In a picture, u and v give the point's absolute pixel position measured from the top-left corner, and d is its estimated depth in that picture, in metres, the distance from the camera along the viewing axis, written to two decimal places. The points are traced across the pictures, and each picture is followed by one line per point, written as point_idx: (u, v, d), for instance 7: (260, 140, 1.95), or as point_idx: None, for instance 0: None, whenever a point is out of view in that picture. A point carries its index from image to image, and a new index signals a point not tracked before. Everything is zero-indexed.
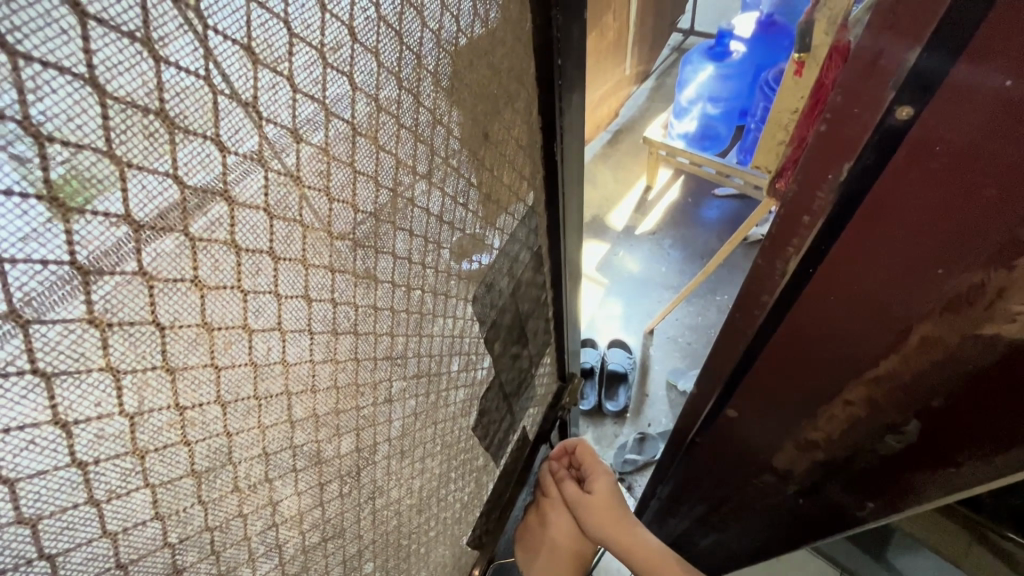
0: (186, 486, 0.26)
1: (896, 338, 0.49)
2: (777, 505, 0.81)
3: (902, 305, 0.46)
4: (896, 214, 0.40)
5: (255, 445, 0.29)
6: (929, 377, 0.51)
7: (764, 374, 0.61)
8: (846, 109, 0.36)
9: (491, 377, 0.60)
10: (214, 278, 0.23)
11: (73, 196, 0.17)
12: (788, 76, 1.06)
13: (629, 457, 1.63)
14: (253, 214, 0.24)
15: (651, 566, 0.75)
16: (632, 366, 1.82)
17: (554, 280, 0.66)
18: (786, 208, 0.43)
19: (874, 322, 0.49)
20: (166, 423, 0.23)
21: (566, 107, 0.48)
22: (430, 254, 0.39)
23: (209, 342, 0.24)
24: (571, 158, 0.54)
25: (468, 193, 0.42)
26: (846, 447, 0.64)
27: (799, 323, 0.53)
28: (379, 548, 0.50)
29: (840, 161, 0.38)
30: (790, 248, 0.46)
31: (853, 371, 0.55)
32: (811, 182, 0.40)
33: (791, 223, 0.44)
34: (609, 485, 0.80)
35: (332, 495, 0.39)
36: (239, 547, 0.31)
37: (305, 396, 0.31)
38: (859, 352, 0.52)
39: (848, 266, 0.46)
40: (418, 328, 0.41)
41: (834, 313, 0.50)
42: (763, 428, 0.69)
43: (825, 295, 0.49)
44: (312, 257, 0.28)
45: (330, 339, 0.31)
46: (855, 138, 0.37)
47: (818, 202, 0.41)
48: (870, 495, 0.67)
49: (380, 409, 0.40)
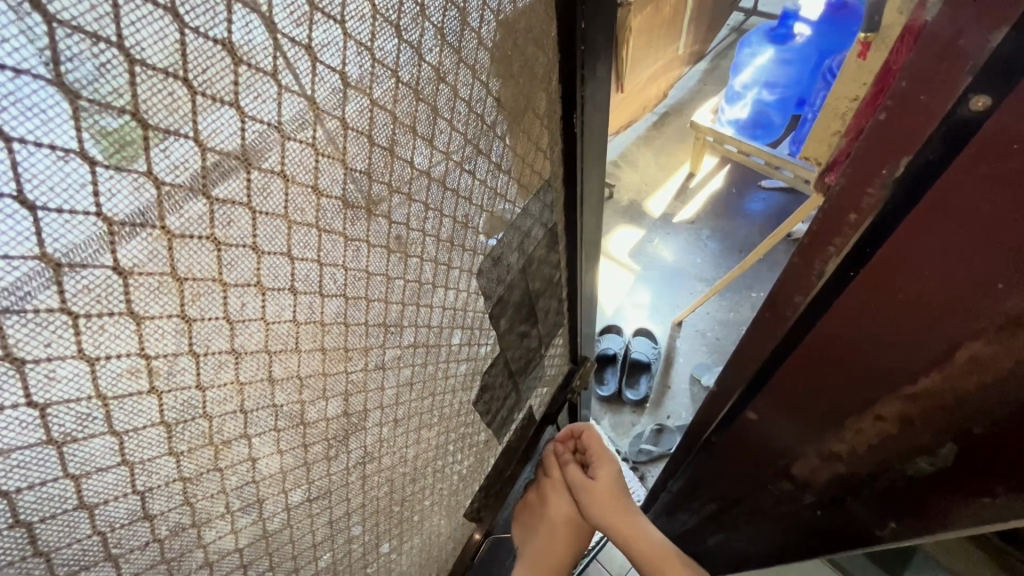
0: (153, 436, 0.25)
1: (942, 354, 0.45)
2: (792, 514, 0.78)
3: (951, 319, 0.42)
4: (957, 220, 0.36)
5: (230, 401, 0.28)
6: (970, 397, 0.47)
7: (789, 380, 0.57)
8: (911, 96, 0.33)
9: (495, 354, 0.58)
10: (187, 227, 0.22)
11: (17, 123, 0.16)
12: (852, 59, 0.99)
13: (645, 448, 1.61)
14: (225, 162, 0.22)
15: (649, 556, 0.76)
16: (656, 356, 1.77)
17: (569, 260, 0.64)
18: (832, 205, 0.41)
19: (919, 335, 0.45)
20: (127, 371, 0.23)
21: (590, 76, 0.44)
22: (431, 221, 0.37)
23: (176, 292, 0.23)
24: (594, 133, 0.51)
25: (477, 163, 0.40)
26: (871, 463, 0.61)
27: (832, 329, 0.49)
28: (369, 513, 0.51)
29: (899, 156, 0.35)
30: (832, 248, 0.43)
31: (889, 386, 0.51)
32: (862, 179, 0.38)
33: (834, 221, 0.41)
34: (611, 474, 0.79)
35: (318, 456, 0.38)
36: (214, 500, 0.31)
37: (285, 355, 0.30)
38: (898, 366, 0.48)
39: (892, 272, 0.42)
40: (416, 297, 0.40)
41: (874, 322, 0.46)
42: (784, 434, 0.65)
43: (865, 301, 0.45)
44: (294, 213, 0.26)
45: (315, 300, 0.30)
46: (915, 134, 0.34)
47: (867, 201, 0.38)
48: (893, 516, 0.63)
49: (372, 375, 0.39)
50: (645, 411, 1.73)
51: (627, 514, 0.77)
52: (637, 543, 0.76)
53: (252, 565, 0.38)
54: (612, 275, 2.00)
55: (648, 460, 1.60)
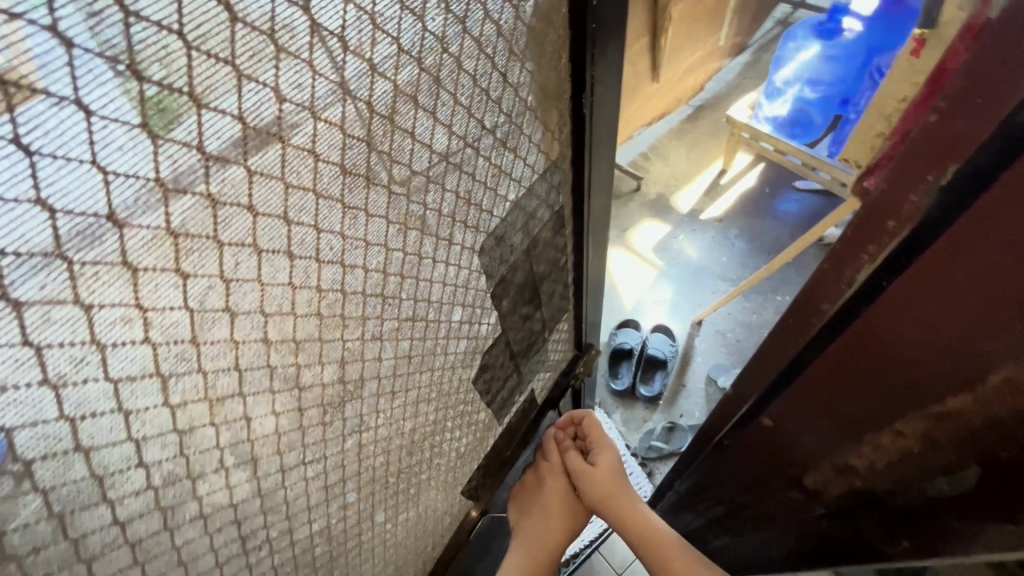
0: (150, 385, 0.26)
1: (971, 377, 0.46)
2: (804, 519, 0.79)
3: (978, 345, 0.44)
4: (981, 255, 0.38)
5: (225, 357, 0.29)
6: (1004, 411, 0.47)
7: (812, 396, 0.60)
8: (966, 98, 0.34)
9: (496, 333, 0.59)
10: (179, 181, 0.23)
11: (29, 75, 0.17)
12: (904, 58, 0.94)
13: (655, 445, 1.60)
14: (219, 120, 0.23)
15: (647, 540, 0.76)
16: (673, 354, 1.75)
17: (575, 244, 0.63)
18: (871, 208, 0.42)
19: (946, 359, 0.47)
20: (121, 319, 0.23)
21: (601, 58, 0.43)
22: (431, 194, 0.37)
23: (170, 246, 0.24)
24: (605, 114, 0.49)
25: (483, 138, 0.39)
26: (892, 475, 0.62)
27: (861, 335, 0.50)
28: (364, 482, 0.52)
29: (946, 163, 0.36)
30: (865, 255, 0.44)
31: (915, 405, 0.53)
32: (905, 184, 0.39)
33: (870, 228, 0.43)
34: (611, 461, 0.80)
35: (313, 421, 0.40)
36: (208, 455, 0.32)
37: (282, 318, 0.31)
38: (925, 386, 0.50)
39: (927, 283, 0.42)
40: (415, 270, 0.40)
41: (900, 345, 0.48)
42: (804, 443, 0.68)
43: (896, 309, 0.46)
44: (290, 175, 0.27)
45: (311, 265, 0.31)
46: (963, 141, 0.35)
47: (908, 207, 0.39)
48: (911, 525, 0.64)
49: (369, 345, 0.40)
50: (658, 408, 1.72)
51: (619, 494, 0.78)
52: (634, 526, 0.76)
53: (246, 521, 0.39)
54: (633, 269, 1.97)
55: (658, 457, 1.59)
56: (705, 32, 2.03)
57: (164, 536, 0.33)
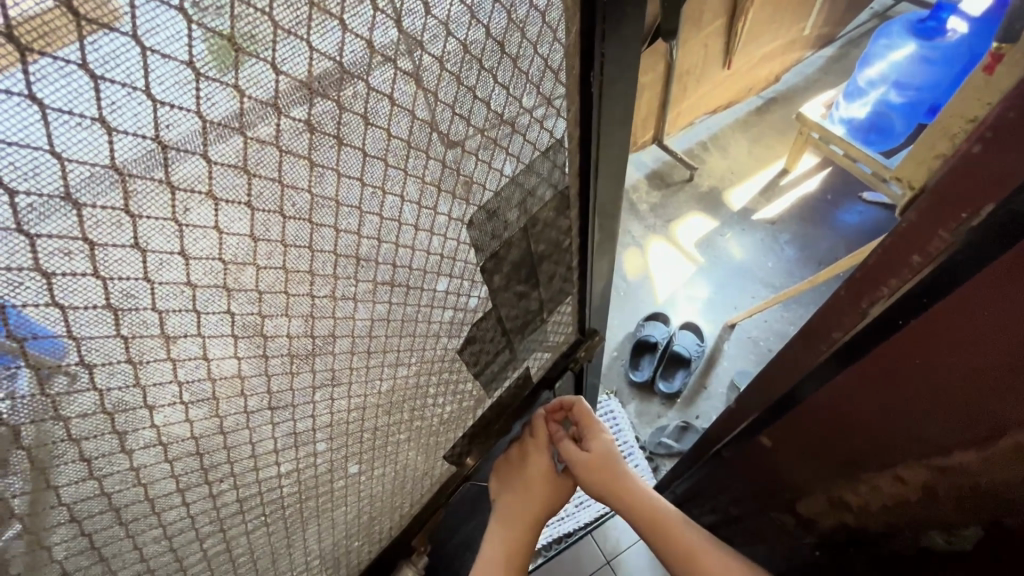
0: (99, 315, 0.27)
1: (985, 438, 0.50)
2: (801, 531, 0.83)
3: (986, 406, 0.48)
4: (987, 324, 0.43)
5: (175, 299, 0.30)
6: (1009, 449, 0.49)
7: (827, 425, 0.64)
8: (1014, 129, 0.35)
9: (487, 308, 0.58)
10: (125, 121, 0.23)
11: None
12: (976, 75, 0.98)
13: (665, 441, 1.57)
14: (171, 65, 0.23)
15: (640, 515, 0.77)
16: (699, 353, 1.71)
17: (581, 227, 0.60)
18: (899, 240, 0.45)
19: (958, 416, 0.51)
20: (65, 250, 0.24)
21: (613, 33, 0.40)
22: (412, 160, 0.36)
23: (118, 187, 0.24)
24: (619, 94, 0.46)
25: (474, 108, 0.38)
26: (891, 512, 0.65)
27: (890, 353, 0.51)
28: (337, 434, 0.54)
29: (986, 200, 0.39)
30: (884, 288, 0.48)
31: (922, 454, 0.57)
32: (939, 219, 0.42)
33: (898, 259, 0.46)
34: (604, 446, 0.80)
35: (278, 369, 0.41)
36: (164, 388, 0.34)
37: (239, 268, 0.32)
38: (935, 439, 0.54)
39: (967, 313, 0.44)
40: (394, 236, 0.40)
41: (912, 394, 0.53)
42: (808, 466, 0.72)
43: (931, 333, 0.47)
44: (252, 131, 0.27)
45: (273, 219, 0.31)
46: (1004, 178, 0.37)
47: (936, 242, 0.43)
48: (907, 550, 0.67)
49: (341, 304, 0.40)
50: (675, 406, 1.68)
51: (621, 483, 0.78)
52: (627, 498, 0.78)
53: (208, 454, 0.41)
54: (670, 262, 1.91)
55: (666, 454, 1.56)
56: (784, 19, 1.89)
57: (119, 457, 0.35)
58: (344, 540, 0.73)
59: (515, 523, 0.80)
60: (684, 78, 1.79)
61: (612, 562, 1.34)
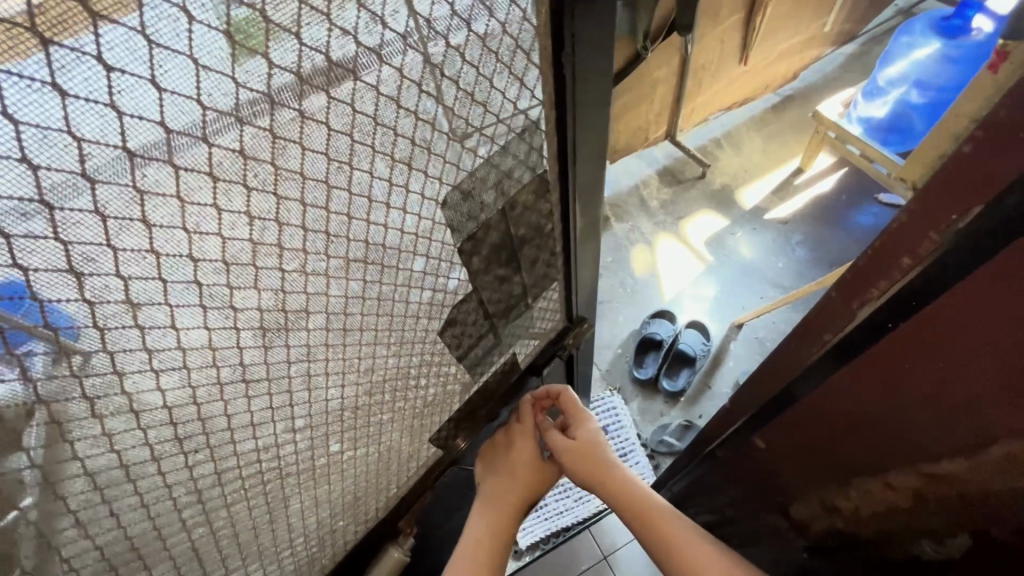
0: (63, 279, 0.28)
1: (975, 448, 0.49)
2: (791, 532, 0.82)
3: (974, 413, 0.47)
4: (977, 328, 0.42)
5: (140, 266, 0.31)
6: (999, 459, 0.48)
7: (815, 423, 0.63)
8: (1011, 131, 0.35)
9: (468, 291, 0.58)
10: (76, 86, 0.24)
11: None
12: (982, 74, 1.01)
13: (666, 440, 1.57)
14: (126, 34, 0.24)
15: (627, 506, 0.77)
16: (704, 353, 1.69)
17: (563, 212, 0.60)
18: (890, 243, 0.45)
19: (947, 423, 0.50)
20: (25, 213, 0.25)
21: (583, 13, 0.40)
22: (379, 137, 0.37)
23: (75, 152, 0.25)
24: (591, 77, 0.46)
25: (443, 87, 0.38)
26: (877, 517, 0.65)
27: (881, 355, 0.50)
28: (316, 411, 0.54)
29: (976, 201, 0.38)
30: (874, 290, 0.48)
31: (910, 460, 0.56)
32: (929, 222, 0.42)
33: (888, 261, 0.46)
34: (591, 434, 0.81)
35: (250, 342, 0.41)
36: (133, 354, 0.35)
37: (202, 237, 0.32)
38: (923, 446, 0.54)
39: (959, 316, 0.43)
40: (365, 213, 0.40)
41: (899, 397, 0.52)
42: (798, 467, 0.71)
43: (918, 335, 0.46)
44: (207, 99, 0.28)
45: (235, 189, 0.32)
46: (995, 178, 0.37)
47: (926, 245, 0.43)
48: (896, 558, 0.66)
49: (313, 279, 0.41)
50: (678, 405, 1.67)
51: (609, 473, 0.78)
52: (613, 488, 0.77)
53: (182, 424, 0.42)
54: (683, 260, 1.89)
55: (667, 453, 1.57)
56: (805, 15, 1.85)
57: (92, 422, 0.36)
58: (328, 519, 0.74)
59: (500, 509, 0.80)
60: (699, 73, 1.76)
61: (608, 559, 1.34)
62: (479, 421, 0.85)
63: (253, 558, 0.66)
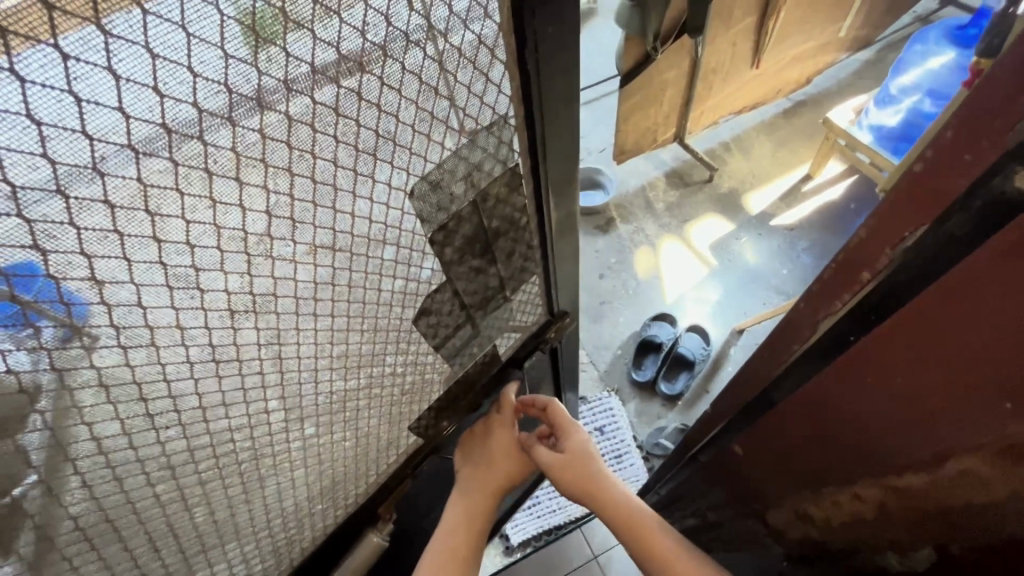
0: (26, 256, 0.29)
1: (933, 461, 0.49)
2: (766, 537, 0.82)
3: (932, 426, 0.47)
4: (932, 341, 0.43)
5: (105, 245, 0.32)
6: (956, 473, 0.48)
7: (785, 432, 0.63)
8: (956, 151, 0.37)
9: (441, 281, 0.59)
10: (34, 72, 0.25)
11: None
12: None
13: (662, 442, 1.55)
14: (84, 28, 0.26)
15: (617, 516, 0.77)
16: (704, 357, 1.68)
17: (537, 206, 0.61)
18: (851, 257, 0.47)
19: (907, 436, 0.50)
20: None
21: (542, 11, 0.41)
22: (341, 127, 0.38)
23: (33, 133, 0.26)
24: (556, 74, 0.47)
25: (405, 80, 0.40)
26: (845, 528, 0.65)
27: (846, 369, 0.50)
28: (289, 393, 0.56)
29: (925, 218, 0.40)
30: (839, 302, 0.49)
31: (873, 473, 0.56)
32: (884, 237, 0.44)
33: (850, 275, 0.48)
34: (582, 442, 0.82)
35: (218, 323, 0.43)
36: (102, 330, 0.36)
37: (165, 219, 0.34)
38: (886, 458, 0.54)
39: (917, 332, 0.43)
40: (331, 200, 0.41)
41: (863, 409, 0.52)
42: (771, 474, 0.71)
43: (882, 349, 0.46)
44: (165, 87, 0.29)
45: (197, 174, 0.33)
46: (943, 195, 0.39)
47: (882, 260, 0.44)
48: (864, 568, 0.66)
49: (280, 264, 0.42)
50: (675, 407, 1.67)
51: (598, 481, 0.79)
52: (603, 497, 0.78)
53: (152, 401, 0.44)
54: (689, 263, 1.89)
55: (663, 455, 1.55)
56: (819, 20, 1.83)
57: (64, 396, 0.37)
58: (306, 502, 0.75)
59: (477, 492, 0.82)
60: (710, 76, 1.75)
61: (598, 559, 1.34)
62: (460, 409, 0.86)
63: (230, 537, 0.67)
